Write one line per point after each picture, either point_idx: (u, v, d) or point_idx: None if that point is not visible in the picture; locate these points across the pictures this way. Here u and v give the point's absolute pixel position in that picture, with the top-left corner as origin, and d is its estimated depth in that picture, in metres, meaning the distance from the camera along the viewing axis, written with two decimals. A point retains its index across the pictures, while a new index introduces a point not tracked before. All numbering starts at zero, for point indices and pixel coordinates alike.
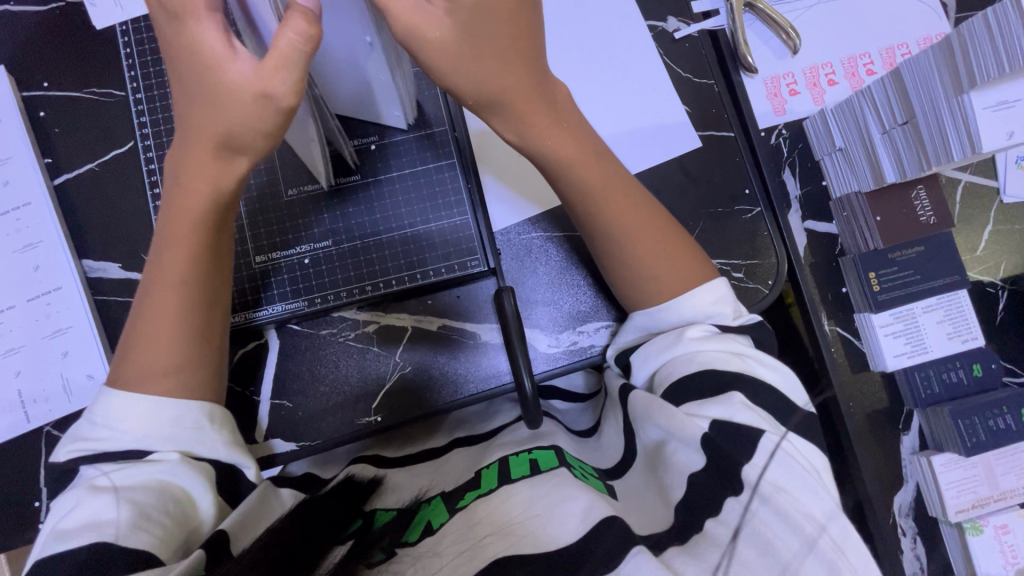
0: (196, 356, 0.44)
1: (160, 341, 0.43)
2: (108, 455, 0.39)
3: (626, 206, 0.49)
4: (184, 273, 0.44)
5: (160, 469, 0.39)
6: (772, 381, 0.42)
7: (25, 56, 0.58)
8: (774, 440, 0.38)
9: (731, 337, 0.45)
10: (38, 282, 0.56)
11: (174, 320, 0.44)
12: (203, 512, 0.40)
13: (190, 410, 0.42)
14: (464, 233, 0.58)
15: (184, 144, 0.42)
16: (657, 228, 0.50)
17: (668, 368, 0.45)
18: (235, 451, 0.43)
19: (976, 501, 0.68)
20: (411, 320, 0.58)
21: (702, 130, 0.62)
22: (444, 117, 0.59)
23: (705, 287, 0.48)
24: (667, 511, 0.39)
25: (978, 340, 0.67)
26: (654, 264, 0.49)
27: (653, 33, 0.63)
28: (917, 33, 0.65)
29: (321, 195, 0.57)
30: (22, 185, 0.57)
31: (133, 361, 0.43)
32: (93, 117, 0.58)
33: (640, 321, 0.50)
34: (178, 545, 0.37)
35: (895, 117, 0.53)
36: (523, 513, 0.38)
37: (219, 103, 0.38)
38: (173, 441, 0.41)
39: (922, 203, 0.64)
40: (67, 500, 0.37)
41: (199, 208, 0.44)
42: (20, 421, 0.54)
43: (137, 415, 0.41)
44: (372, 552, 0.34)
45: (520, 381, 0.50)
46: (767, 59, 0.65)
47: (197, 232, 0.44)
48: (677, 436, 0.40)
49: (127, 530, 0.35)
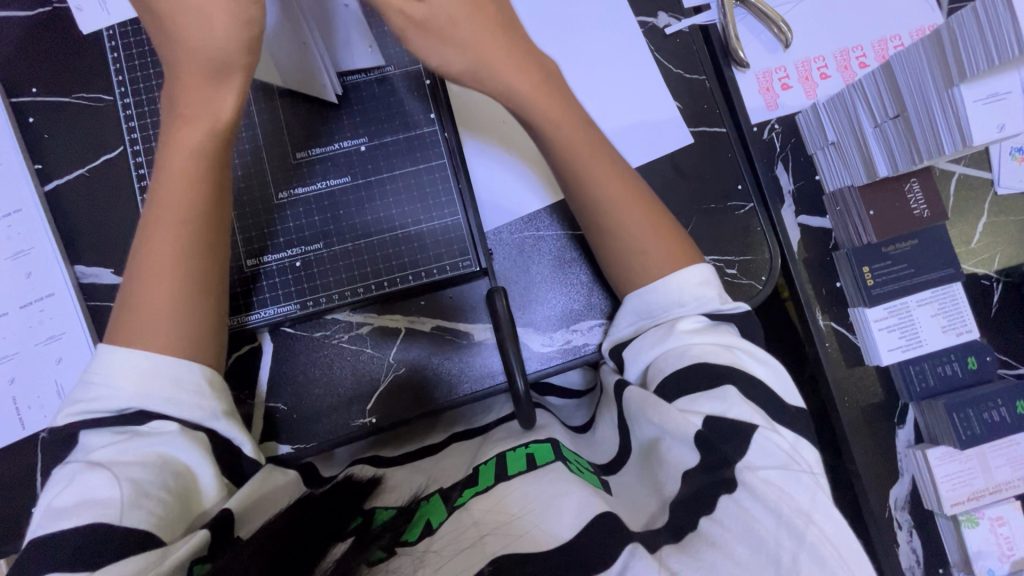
0: (196, 306, 0.44)
1: (161, 290, 0.43)
2: (109, 418, 0.39)
3: (610, 173, 0.50)
4: (184, 215, 0.45)
5: (159, 441, 0.39)
6: (764, 376, 0.42)
7: (13, 62, 0.58)
8: (768, 434, 0.38)
9: (722, 328, 0.45)
10: (30, 289, 0.56)
11: (173, 262, 0.44)
12: (203, 487, 0.40)
13: (191, 373, 0.42)
14: (456, 233, 0.58)
15: (178, 80, 0.46)
16: (641, 202, 0.51)
17: (660, 362, 0.45)
18: (234, 426, 0.43)
19: (972, 494, 0.69)
20: (405, 320, 0.58)
21: (694, 126, 0.61)
22: (434, 120, 0.58)
23: (689, 270, 0.48)
24: (661, 504, 0.39)
25: (973, 332, 0.67)
26: (642, 240, 0.50)
27: (643, 28, 0.62)
28: (910, 24, 0.65)
29: (311, 197, 0.57)
30: (13, 193, 0.57)
31: (133, 315, 0.43)
32: (82, 122, 0.58)
33: (633, 309, 0.49)
34: (178, 521, 0.37)
35: (887, 110, 0.53)
36: (520, 510, 0.39)
37: (198, 11, 0.44)
38: (172, 406, 0.40)
39: (915, 196, 0.63)
40: (64, 474, 0.37)
41: (196, 141, 0.46)
42: (16, 428, 0.55)
43: (138, 373, 0.40)
44: (371, 550, 0.35)
45: (513, 380, 0.50)
46: (759, 54, 0.65)
47: (195, 168, 0.46)
48: (670, 432, 0.40)
49: (126, 508, 0.35)
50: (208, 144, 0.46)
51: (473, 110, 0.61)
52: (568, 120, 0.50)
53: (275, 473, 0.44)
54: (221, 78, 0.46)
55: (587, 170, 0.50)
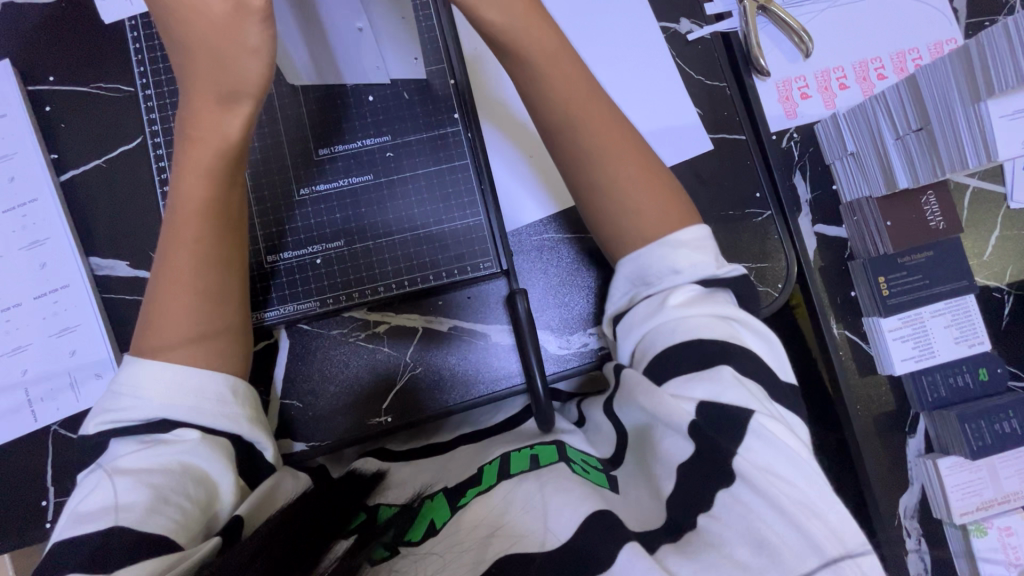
0: (221, 321, 0.44)
1: (182, 307, 0.43)
2: (135, 426, 0.39)
3: (612, 138, 0.48)
4: (197, 234, 0.44)
5: (180, 449, 0.38)
6: (756, 350, 0.41)
7: (31, 50, 0.57)
8: (764, 421, 0.36)
9: (715, 297, 0.43)
10: (45, 279, 0.55)
11: (192, 280, 0.44)
12: (224, 494, 0.39)
13: (215, 381, 0.41)
14: (477, 234, 0.58)
15: (187, 100, 0.44)
16: (638, 167, 0.48)
17: (652, 339, 0.43)
18: (255, 429, 0.42)
19: (980, 503, 0.69)
20: (421, 320, 0.58)
21: (714, 132, 0.62)
22: (459, 118, 0.58)
23: (684, 233, 0.46)
24: (658, 503, 0.38)
25: (984, 344, 0.68)
26: (637, 203, 0.47)
27: (666, 34, 0.63)
28: (929, 39, 0.66)
29: (332, 194, 0.57)
30: (28, 182, 0.56)
31: (157, 328, 0.42)
32: (100, 112, 0.57)
33: (626, 277, 0.47)
34: (199, 527, 0.37)
35: (909, 123, 0.53)
36: (523, 508, 0.38)
37: (208, 43, 0.41)
38: (195, 414, 0.40)
39: (932, 208, 0.64)
40: (90, 479, 0.37)
41: (206, 163, 0.45)
42: (27, 420, 0.54)
43: (162, 381, 0.40)
44: (373, 547, 0.35)
45: (532, 383, 0.52)
46: (779, 63, 0.65)
47: (206, 190, 0.45)
48: (664, 420, 0.39)
49: (145, 514, 0.35)
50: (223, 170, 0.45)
51: (488, 106, 0.61)
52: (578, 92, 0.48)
53: (288, 475, 0.44)
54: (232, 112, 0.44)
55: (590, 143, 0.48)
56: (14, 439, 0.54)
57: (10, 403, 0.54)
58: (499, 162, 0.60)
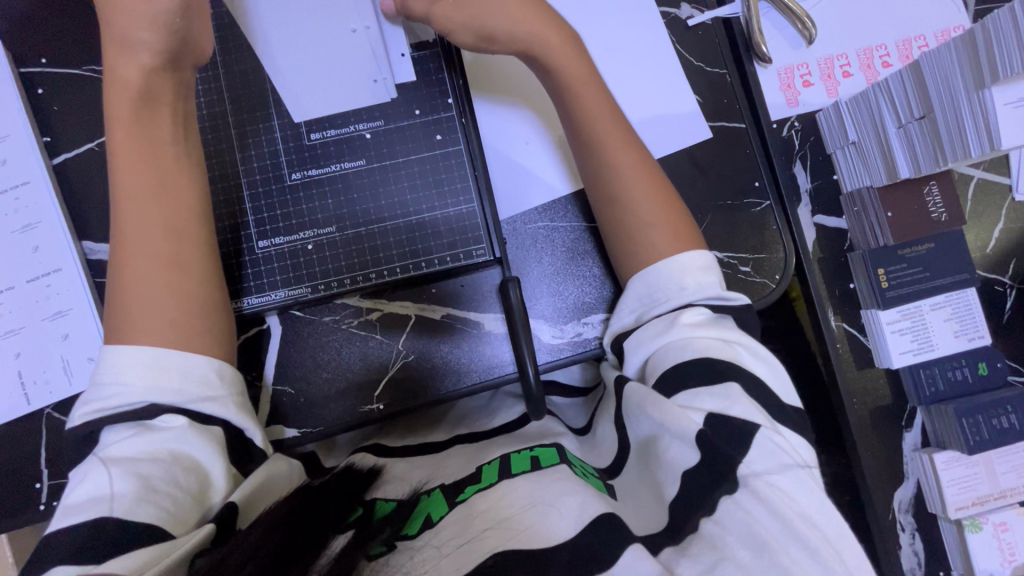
0: (196, 286, 0.44)
1: (155, 280, 0.43)
2: (123, 415, 0.39)
3: (625, 142, 0.49)
4: (147, 210, 0.45)
5: (168, 437, 0.38)
6: (761, 373, 0.41)
7: (20, 31, 0.57)
8: (770, 436, 0.36)
9: (724, 322, 0.43)
10: (38, 263, 0.55)
11: (145, 257, 0.44)
12: (216, 482, 0.39)
13: (199, 366, 0.41)
14: (470, 221, 0.57)
15: (108, 92, 0.46)
16: (651, 179, 0.49)
17: (659, 356, 0.43)
18: (243, 414, 0.42)
19: (977, 499, 0.69)
20: (415, 308, 0.57)
21: (712, 120, 0.61)
22: (452, 104, 0.58)
23: (691, 254, 0.46)
24: (659, 510, 0.38)
25: (984, 338, 0.68)
26: (649, 213, 0.48)
27: (666, 19, 0.62)
28: (936, 25, 0.64)
29: (324, 180, 0.56)
30: (21, 165, 0.56)
31: (128, 307, 0.42)
32: (92, 94, 0.57)
33: (635, 297, 0.47)
34: (192, 519, 0.36)
35: (912, 111, 0.52)
36: (521, 506, 0.37)
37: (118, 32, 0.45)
38: (182, 399, 0.39)
39: (934, 198, 0.63)
40: (79, 472, 0.37)
41: (144, 144, 0.46)
42: (21, 403, 0.54)
43: (146, 368, 0.40)
44: (372, 543, 0.34)
45: (526, 375, 0.51)
46: (782, 49, 0.64)
47: (148, 167, 0.46)
48: (669, 430, 0.38)
49: (133, 504, 0.34)
50: (160, 137, 0.47)
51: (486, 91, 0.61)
52: (586, 87, 0.50)
53: (283, 459, 0.44)
54: (154, 93, 0.47)
55: (599, 135, 0.49)
56: (8, 421, 0.54)
57: (4, 386, 0.54)
58: (499, 155, 0.61)
